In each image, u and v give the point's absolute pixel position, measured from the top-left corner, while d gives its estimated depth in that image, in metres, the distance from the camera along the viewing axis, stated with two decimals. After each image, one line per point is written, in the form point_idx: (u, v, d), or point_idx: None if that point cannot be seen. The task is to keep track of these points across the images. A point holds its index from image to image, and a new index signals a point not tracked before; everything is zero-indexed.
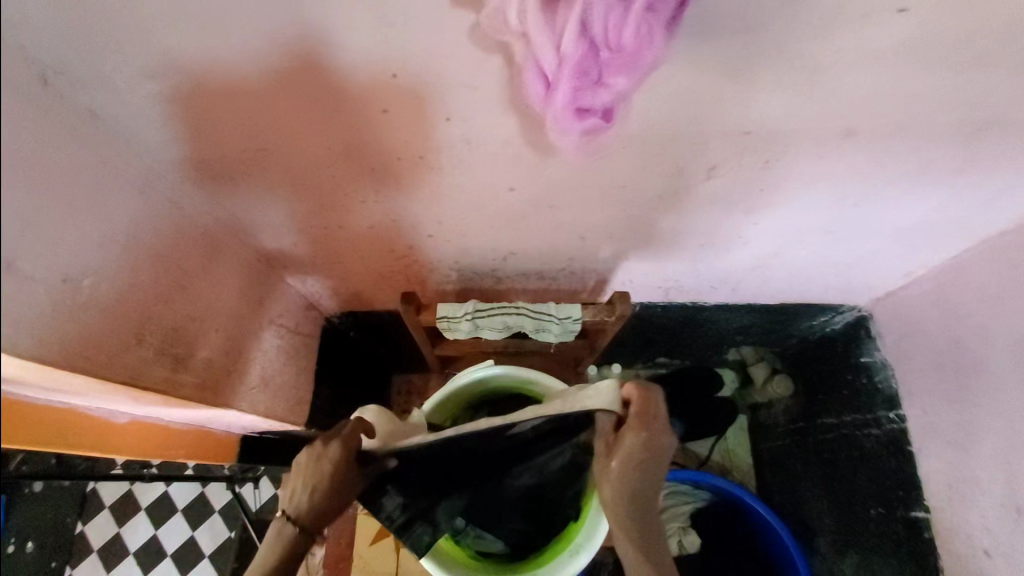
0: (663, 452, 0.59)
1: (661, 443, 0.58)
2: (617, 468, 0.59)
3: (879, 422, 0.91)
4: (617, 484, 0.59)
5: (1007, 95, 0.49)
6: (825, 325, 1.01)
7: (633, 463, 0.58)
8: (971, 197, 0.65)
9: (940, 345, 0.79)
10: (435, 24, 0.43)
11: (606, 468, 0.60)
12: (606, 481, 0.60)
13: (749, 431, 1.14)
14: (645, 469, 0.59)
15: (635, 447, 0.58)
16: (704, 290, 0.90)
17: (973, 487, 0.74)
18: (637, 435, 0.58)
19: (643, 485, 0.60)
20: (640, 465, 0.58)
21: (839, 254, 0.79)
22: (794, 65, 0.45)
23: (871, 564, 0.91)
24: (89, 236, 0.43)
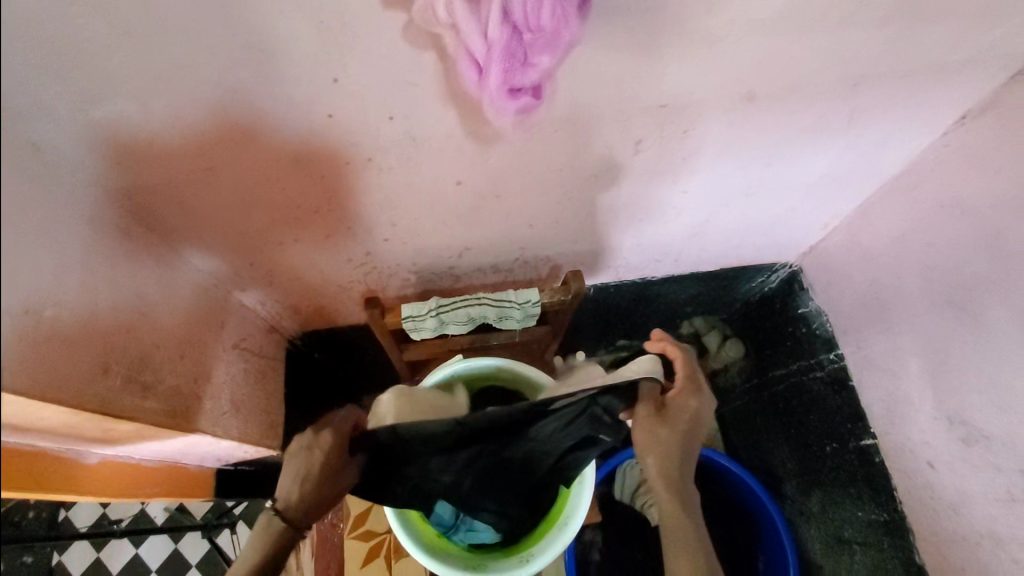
0: (705, 414, 0.69)
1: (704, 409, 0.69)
2: (667, 430, 0.66)
3: (823, 364, 1.04)
4: (669, 444, 0.66)
5: (880, 46, 0.56)
6: (764, 286, 1.16)
7: (683, 419, 0.67)
8: (864, 145, 0.74)
9: (863, 286, 0.91)
10: (371, 27, 0.42)
11: (660, 428, 0.66)
12: (658, 445, 0.66)
13: None
14: (692, 431, 0.67)
15: (683, 406, 0.68)
16: (650, 265, 0.98)
17: (913, 410, 0.84)
18: (684, 393, 0.69)
19: (687, 449, 0.67)
20: (687, 423, 0.68)
21: (762, 215, 0.88)
22: (691, 37, 0.49)
23: (833, 496, 1.01)
24: (45, 267, 0.43)
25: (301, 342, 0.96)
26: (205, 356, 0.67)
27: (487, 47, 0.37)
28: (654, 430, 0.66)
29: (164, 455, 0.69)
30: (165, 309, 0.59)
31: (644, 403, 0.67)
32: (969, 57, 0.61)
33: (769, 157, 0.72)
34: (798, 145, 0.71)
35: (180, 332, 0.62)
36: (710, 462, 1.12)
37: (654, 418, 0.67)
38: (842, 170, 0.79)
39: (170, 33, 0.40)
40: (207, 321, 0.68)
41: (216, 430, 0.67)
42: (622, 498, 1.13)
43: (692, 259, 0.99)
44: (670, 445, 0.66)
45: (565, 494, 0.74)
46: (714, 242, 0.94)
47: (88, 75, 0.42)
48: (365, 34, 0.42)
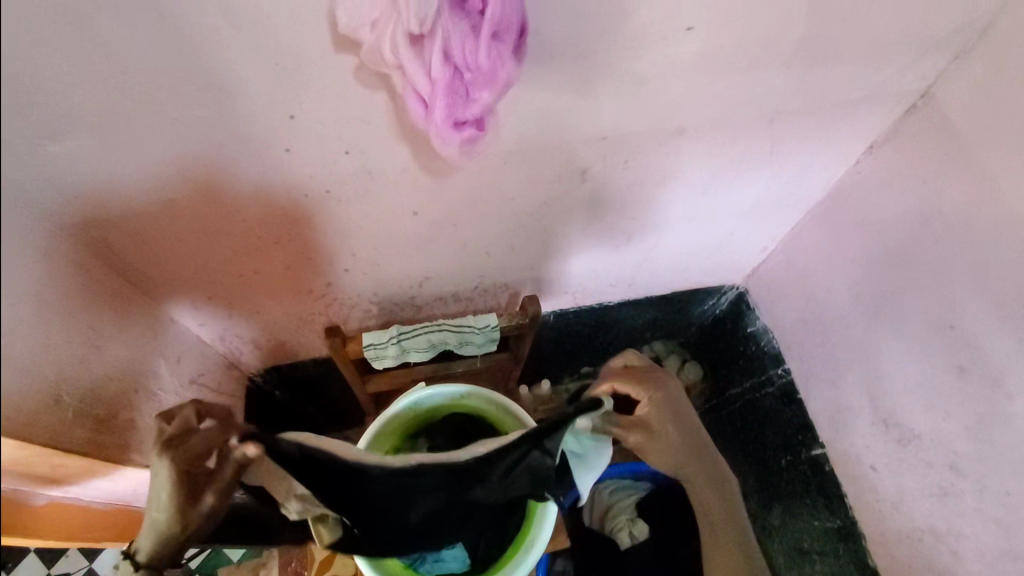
0: (676, 399, 0.66)
1: (671, 394, 0.65)
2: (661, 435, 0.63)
3: (773, 380, 1.09)
4: (677, 454, 0.63)
5: (786, 86, 0.64)
6: (715, 308, 1.20)
7: (660, 424, 0.63)
8: (787, 175, 0.82)
9: (800, 302, 0.97)
10: (326, 69, 0.46)
11: (659, 446, 0.63)
12: (662, 453, 0.63)
13: None
14: (676, 421, 0.64)
15: (658, 409, 0.64)
16: (605, 291, 1.03)
17: (853, 416, 0.90)
18: (654, 398, 0.64)
19: (685, 435, 0.64)
20: (677, 421, 0.64)
21: (706, 240, 0.94)
22: (622, 79, 0.55)
23: (791, 507, 1.03)
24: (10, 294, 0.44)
25: (261, 378, 0.96)
26: (161, 389, 0.66)
27: (430, 84, 0.41)
28: (654, 451, 0.63)
29: (115, 497, 0.66)
30: (119, 341, 0.59)
31: (632, 428, 0.63)
32: (866, 95, 0.69)
33: (705, 185, 0.78)
34: (730, 173, 0.77)
35: (137, 366, 0.62)
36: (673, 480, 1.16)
37: (648, 439, 0.63)
38: (773, 196, 0.86)
39: (136, 73, 0.44)
40: (166, 356, 0.68)
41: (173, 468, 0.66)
42: (589, 522, 1.16)
43: (646, 283, 1.04)
44: (676, 447, 0.63)
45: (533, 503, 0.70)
46: (663, 267, 0.99)
47: (46, 112, 0.44)
48: (321, 74, 0.47)
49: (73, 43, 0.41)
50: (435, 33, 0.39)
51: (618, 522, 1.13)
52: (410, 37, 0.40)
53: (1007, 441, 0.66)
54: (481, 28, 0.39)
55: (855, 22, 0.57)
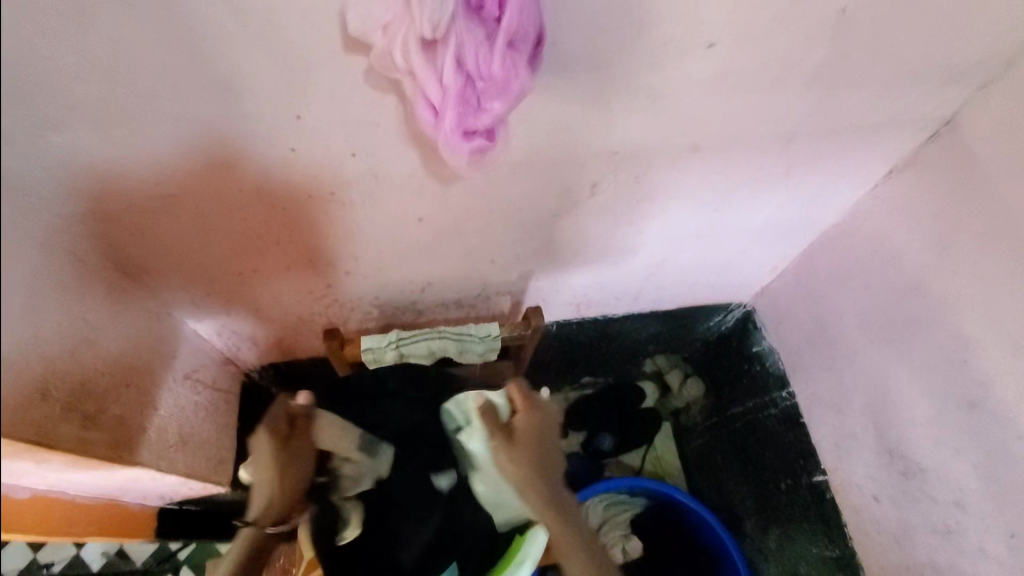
0: (547, 419, 0.69)
1: (545, 414, 0.69)
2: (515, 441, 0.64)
3: (777, 402, 1.06)
4: (528, 469, 0.63)
5: (806, 108, 0.62)
6: (721, 325, 1.18)
7: (521, 431, 0.65)
8: (802, 197, 0.80)
9: (809, 326, 0.95)
10: (335, 70, 0.45)
11: (519, 456, 0.63)
12: (522, 458, 0.63)
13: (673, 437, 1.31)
14: (538, 439, 0.66)
15: (533, 421, 0.67)
16: (610, 303, 1.01)
17: (856, 445, 0.88)
18: (530, 413, 0.68)
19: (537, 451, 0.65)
20: (540, 433, 0.66)
21: (716, 257, 0.92)
22: (639, 94, 0.54)
23: (788, 532, 1.02)
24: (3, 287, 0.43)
25: (258, 375, 0.95)
26: (154, 384, 0.65)
27: (441, 91, 0.40)
28: (512, 459, 0.63)
29: (102, 490, 0.64)
30: (113, 335, 0.58)
31: (497, 436, 0.65)
32: (887, 120, 0.68)
33: (719, 202, 0.76)
34: (744, 192, 0.75)
35: (131, 361, 0.60)
36: (671, 500, 1.14)
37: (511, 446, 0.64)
38: (786, 217, 0.85)
39: (139, 67, 0.43)
40: (161, 351, 0.67)
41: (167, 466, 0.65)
42: None
43: (652, 297, 1.02)
44: (526, 459, 0.63)
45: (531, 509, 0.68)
46: (670, 282, 0.97)
47: (47, 101, 0.43)
48: (330, 75, 0.46)
49: (76, 33, 0.40)
50: (449, 39, 0.37)
51: (610, 538, 1.12)
52: (421, 42, 0.39)
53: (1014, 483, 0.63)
54: (496, 36, 0.38)
55: (881, 45, 0.56)
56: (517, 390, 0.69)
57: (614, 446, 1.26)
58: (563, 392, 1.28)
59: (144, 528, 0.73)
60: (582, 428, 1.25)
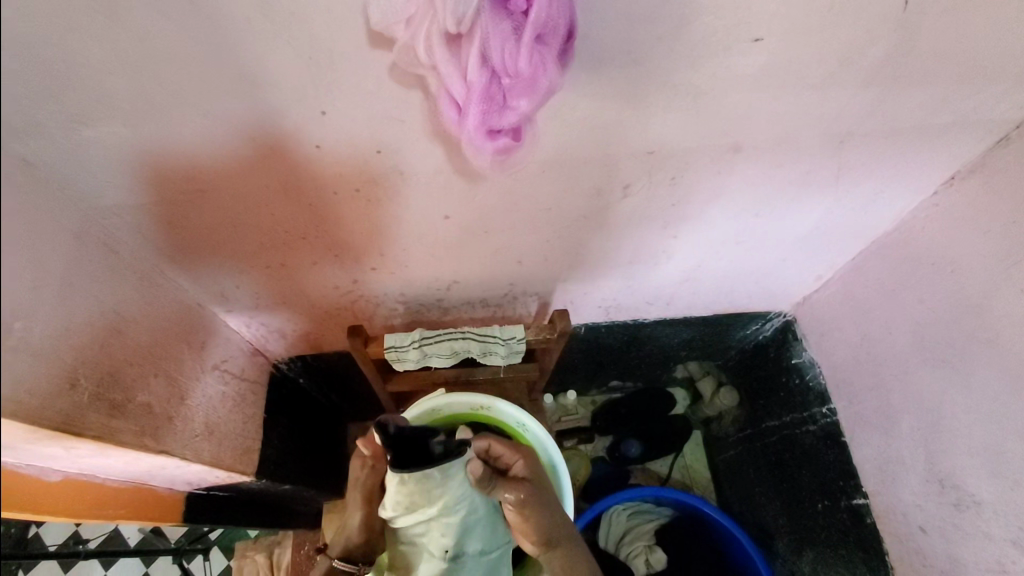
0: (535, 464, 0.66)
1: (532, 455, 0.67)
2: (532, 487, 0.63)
3: (815, 418, 1.00)
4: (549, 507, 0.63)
5: (860, 109, 0.58)
6: (758, 333, 1.12)
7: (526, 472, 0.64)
8: (854, 202, 0.75)
9: (854, 339, 0.90)
10: (361, 66, 0.44)
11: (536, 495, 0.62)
12: (542, 499, 0.63)
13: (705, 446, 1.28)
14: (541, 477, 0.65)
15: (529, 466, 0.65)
16: (641, 308, 0.97)
17: (901, 468, 0.83)
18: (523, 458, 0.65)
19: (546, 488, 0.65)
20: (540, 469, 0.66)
21: (755, 264, 0.87)
22: (678, 91, 0.51)
23: (824, 556, 0.98)
24: (35, 276, 0.44)
25: (286, 366, 0.96)
26: (183, 375, 0.66)
27: (466, 89, 0.38)
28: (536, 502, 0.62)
29: (132, 476, 0.65)
30: (143, 325, 0.59)
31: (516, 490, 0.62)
32: (951, 122, 0.62)
33: (762, 205, 0.72)
34: (788, 196, 0.71)
35: (160, 351, 0.61)
36: (699, 512, 1.09)
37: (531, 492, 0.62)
38: (835, 223, 0.79)
39: (163, 62, 0.43)
40: (189, 342, 0.68)
41: (194, 455, 0.66)
42: (604, 544, 1.12)
43: (686, 303, 0.98)
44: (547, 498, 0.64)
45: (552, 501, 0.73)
46: (705, 288, 0.93)
47: (76, 94, 0.44)
48: (353, 70, 0.45)
49: (101, 27, 0.40)
50: (474, 33, 0.36)
51: (634, 547, 1.09)
52: (446, 36, 0.37)
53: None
54: (523, 30, 0.35)
55: (949, 41, 0.51)
56: (491, 438, 0.65)
57: (641, 457, 1.22)
58: (589, 396, 1.29)
59: (173, 511, 0.73)
60: (608, 433, 1.23)
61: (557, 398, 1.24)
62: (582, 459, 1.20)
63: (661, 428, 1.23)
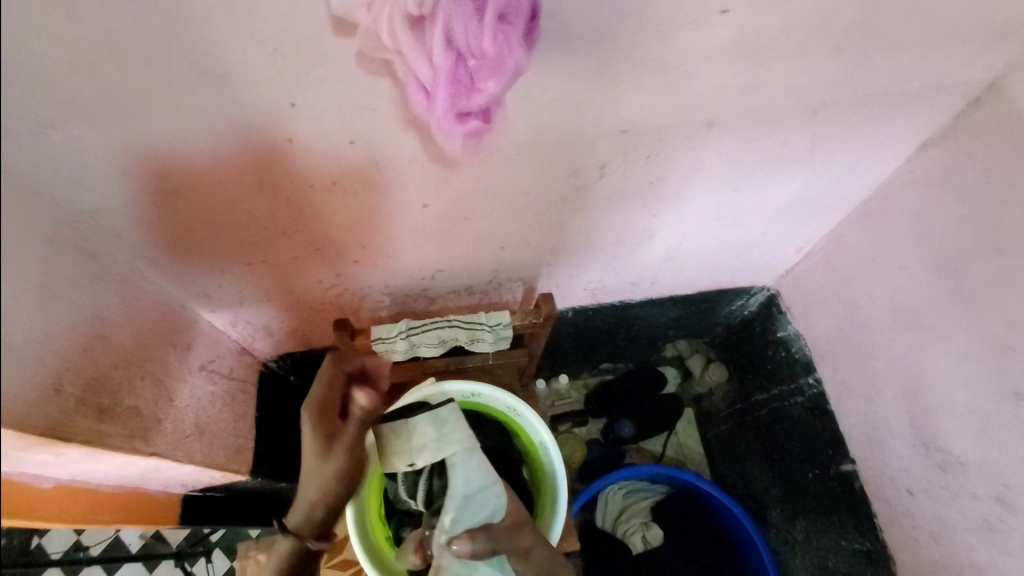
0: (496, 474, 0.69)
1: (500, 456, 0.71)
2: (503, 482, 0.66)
3: (802, 389, 1.02)
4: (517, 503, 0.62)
5: (830, 78, 0.58)
6: (743, 309, 1.14)
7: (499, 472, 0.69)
8: (829, 172, 0.76)
9: (837, 309, 0.91)
10: (326, 55, 0.44)
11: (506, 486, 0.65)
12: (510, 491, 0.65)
13: (696, 423, 1.30)
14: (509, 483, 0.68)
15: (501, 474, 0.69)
16: (626, 288, 0.98)
17: (886, 433, 0.85)
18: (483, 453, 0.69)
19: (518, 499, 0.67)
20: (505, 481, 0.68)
21: (737, 239, 0.88)
22: (648, 68, 0.51)
23: (817, 525, 0.99)
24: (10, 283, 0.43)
25: (275, 364, 0.96)
26: (170, 377, 0.65)
27: (434, 73, 0.38)
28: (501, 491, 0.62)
29: (126, 481, 0.65)
30: (128, 329, 0.59)
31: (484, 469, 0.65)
32: (921, 88, 0.63)
33: (741, 177, 0.72)
34: (764, 168, 0.71)
35: (148, 356, 0.61)
36: (692, 487, 1.11)
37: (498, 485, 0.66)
38: (812, 194, 0.80)
39: (123, 60, 0.42)
40: (175, 344, 0.68)
41: (181, 460, 0.65)
42: (601, 523, 1.15)
43: (671, 283, 0.99)
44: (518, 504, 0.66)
45: (545, 500, 0.72)
46: (689, 266, 0.94)
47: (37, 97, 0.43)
48: (319, 61, 0.44)
49: (60, 26, 0.39)
50: (438, 14, 0.36)
51: (629, 525, 1.12)
52: (408, 19, 0.37)
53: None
54: (486, 9, 0.36)
55: (915, 5, 0.51)
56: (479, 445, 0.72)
57: (634, 437, 1.23)
58: (582, 380, 1.29)
59: (170, 513, 0.73)
60: (601, 415, 1.24)
61: (549, 383, 1.26)
62: (577, 442, 1.21)
63: (653, 408, 1.24)
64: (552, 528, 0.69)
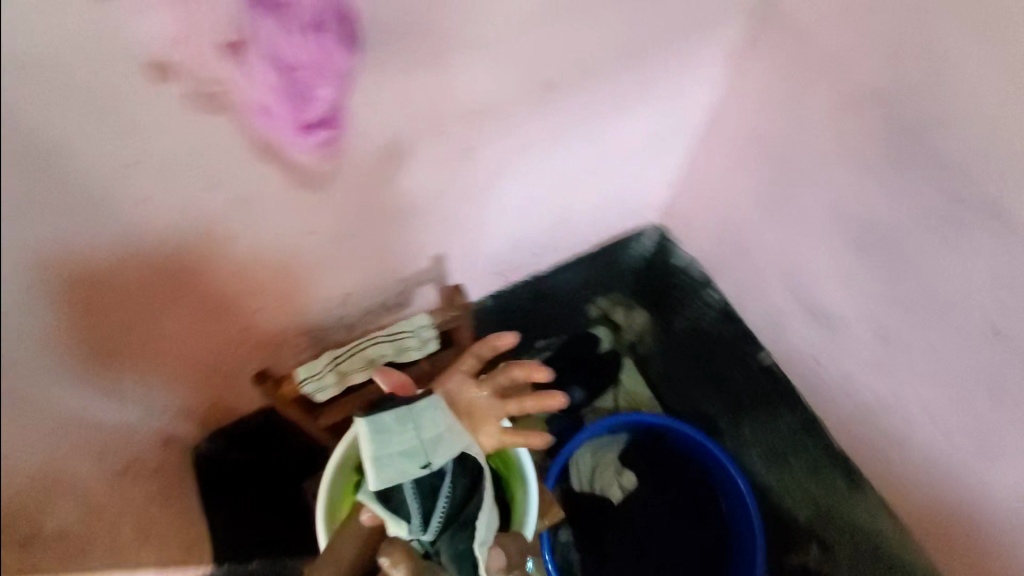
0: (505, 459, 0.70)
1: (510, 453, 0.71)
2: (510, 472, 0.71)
3: (711, 303, 1.11)
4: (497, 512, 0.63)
5: (632, 21, 0.65)
6: (639, 250, 1.17)
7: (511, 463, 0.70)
8: (665, 107, 0.84)
9: (715, 225, 1.00)
10: (151, 107, 0.44)
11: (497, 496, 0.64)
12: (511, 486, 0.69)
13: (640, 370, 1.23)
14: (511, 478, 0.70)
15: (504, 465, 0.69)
16: (530, 261, 1.03)
17: (784, 316, 0.95)
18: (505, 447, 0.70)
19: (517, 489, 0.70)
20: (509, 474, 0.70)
21: (610, 187, 0.95)
22: (470, 45, 0.55)
23: (759, 416, 1.07)
24: None
25: (208, 446, 0.90)
26: (93, 489, 0.60)
27: (272, 93, 0.45)
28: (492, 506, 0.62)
29: None
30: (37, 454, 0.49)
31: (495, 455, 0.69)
32: (710, 12, 0.72)
33: (591, 127, 0.77)
34: (609, 116, 0.78)
35: (70, 476, 0.56)
36: (649, 426, 1.15)
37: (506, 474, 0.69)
38: (658, 130, 0.88)
39: None
40: (102, 453, 0.62)
41: (97, 565, 0.64)
42: (579, 486, 1.16)
43: (569, 245, 1.05)
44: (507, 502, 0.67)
45: (519, 499, 0.70)
46: (579, 224, 1.01)
47: None
48: (143, 109, 0.44)
49: None
50: (260, 41, 0.42)
51: (604, 480, 1.16)
52: (229, 45, 0.42)
53: (918, 296, 0.71)
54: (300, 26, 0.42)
55: None
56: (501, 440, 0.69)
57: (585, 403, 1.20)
58: None
59: None
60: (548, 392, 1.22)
61: None
62: None
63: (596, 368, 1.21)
64: (527, 524, 0.68)
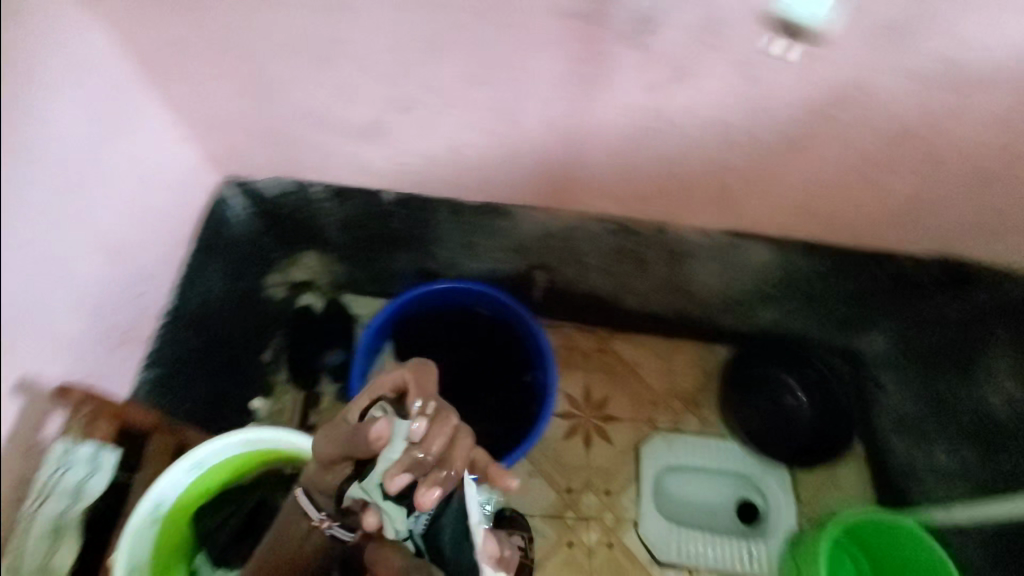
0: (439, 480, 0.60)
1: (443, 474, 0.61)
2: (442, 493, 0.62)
3: (323, 201, 1.11)
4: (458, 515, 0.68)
5: None
6: (236, 214, 1.12)
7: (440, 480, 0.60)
8: (68, 85, 0.74)
9: (247, 142, 0.99)
10: None
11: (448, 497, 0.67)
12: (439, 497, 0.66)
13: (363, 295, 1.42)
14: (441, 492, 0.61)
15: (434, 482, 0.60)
16: (128, 307, 0.92)
17: (358, 154, 0.98)
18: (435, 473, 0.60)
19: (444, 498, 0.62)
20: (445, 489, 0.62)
21: (116, 188, 0.86)
22: None
23: (433, 239, 1.18)
24: None
25: None
26: None
27: None
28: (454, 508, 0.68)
29: None
30: None
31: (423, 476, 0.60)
32: None
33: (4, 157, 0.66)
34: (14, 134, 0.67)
35: None
36: (390, 321, 1.22)
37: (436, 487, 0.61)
38: (94, 109, 0.80)
39: None
40: None
41: None
42: None
43: (152, 260, 0.95)
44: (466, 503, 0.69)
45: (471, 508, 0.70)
46: (133, 242, 0.91)
47: None
48: None
49: None
50: None
51: None
52: None
53: (376, 61, 0.78)
54: None
55: None
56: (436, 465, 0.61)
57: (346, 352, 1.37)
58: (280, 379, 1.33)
59: None
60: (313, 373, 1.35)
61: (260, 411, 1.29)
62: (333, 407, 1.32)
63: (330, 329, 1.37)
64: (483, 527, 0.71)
